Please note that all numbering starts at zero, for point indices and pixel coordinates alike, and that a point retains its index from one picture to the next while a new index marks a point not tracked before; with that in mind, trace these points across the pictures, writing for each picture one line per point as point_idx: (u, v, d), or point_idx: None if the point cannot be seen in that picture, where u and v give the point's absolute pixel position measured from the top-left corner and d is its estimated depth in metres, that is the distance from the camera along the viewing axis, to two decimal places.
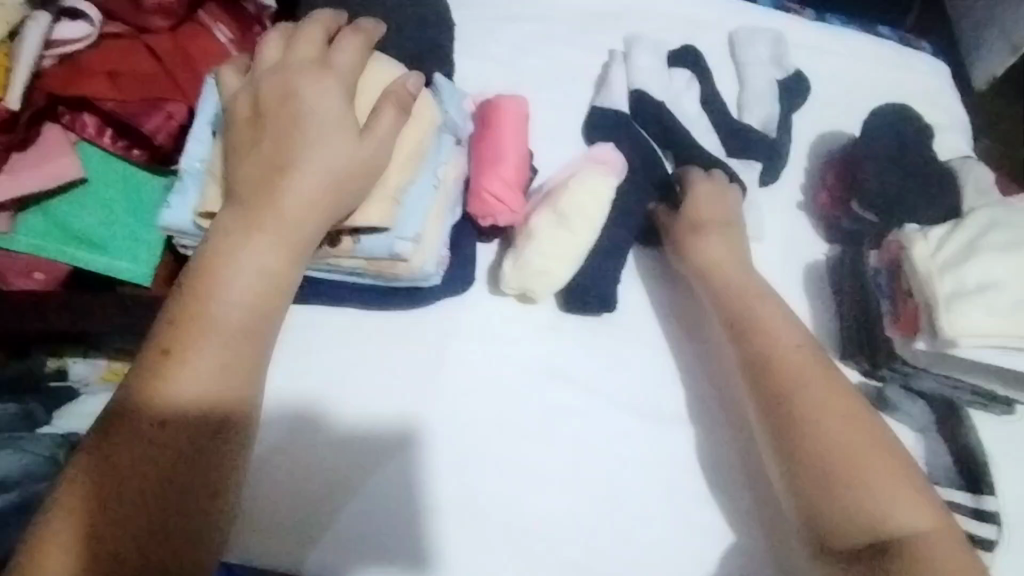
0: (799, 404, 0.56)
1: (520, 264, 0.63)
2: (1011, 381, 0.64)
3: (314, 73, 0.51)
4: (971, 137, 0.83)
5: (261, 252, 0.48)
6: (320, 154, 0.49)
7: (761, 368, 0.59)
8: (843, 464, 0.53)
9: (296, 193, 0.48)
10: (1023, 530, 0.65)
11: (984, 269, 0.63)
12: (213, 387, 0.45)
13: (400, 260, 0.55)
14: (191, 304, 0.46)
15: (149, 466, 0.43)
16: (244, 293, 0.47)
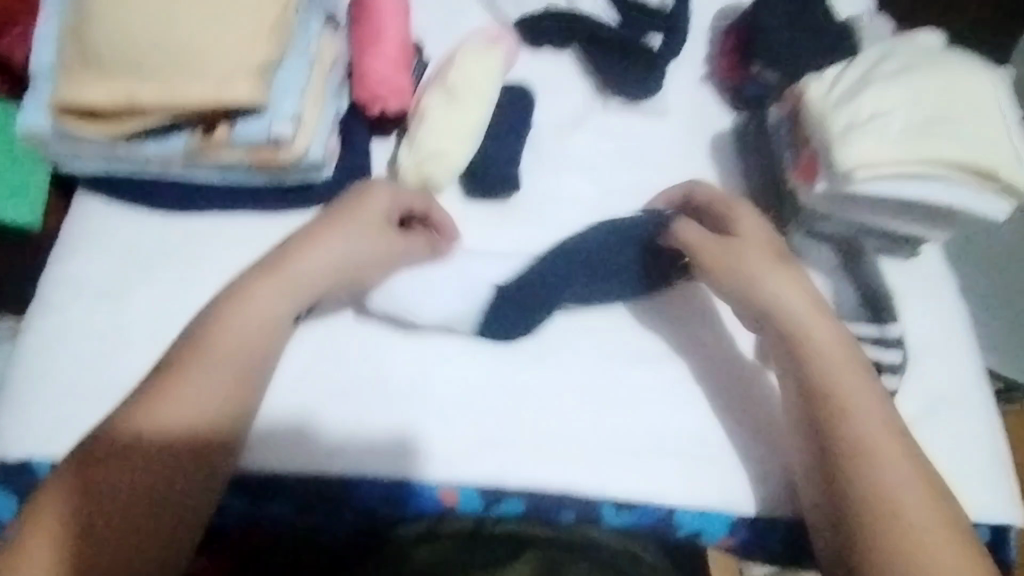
0: (834, 373, 0.53)
1: (409, 152, 0.63)
2: (909, 215, 0.66)
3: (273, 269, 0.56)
4: None
5: (258, 296, 0.54)
6: (329, 248, 0.56)
7: (803, 354, 0.54)
8: (873, 455, 0.50)
9: (306, 268, 0.55)
10: (924, 356, 0.69)
11: (878, 98, 0.62)
12: (187, 423, 0.49)
13: (281, 145, 0.54)
14: (190, 347, 0.52)
15: (122, 502, 0.46)
16: (235, 342, 0.52)
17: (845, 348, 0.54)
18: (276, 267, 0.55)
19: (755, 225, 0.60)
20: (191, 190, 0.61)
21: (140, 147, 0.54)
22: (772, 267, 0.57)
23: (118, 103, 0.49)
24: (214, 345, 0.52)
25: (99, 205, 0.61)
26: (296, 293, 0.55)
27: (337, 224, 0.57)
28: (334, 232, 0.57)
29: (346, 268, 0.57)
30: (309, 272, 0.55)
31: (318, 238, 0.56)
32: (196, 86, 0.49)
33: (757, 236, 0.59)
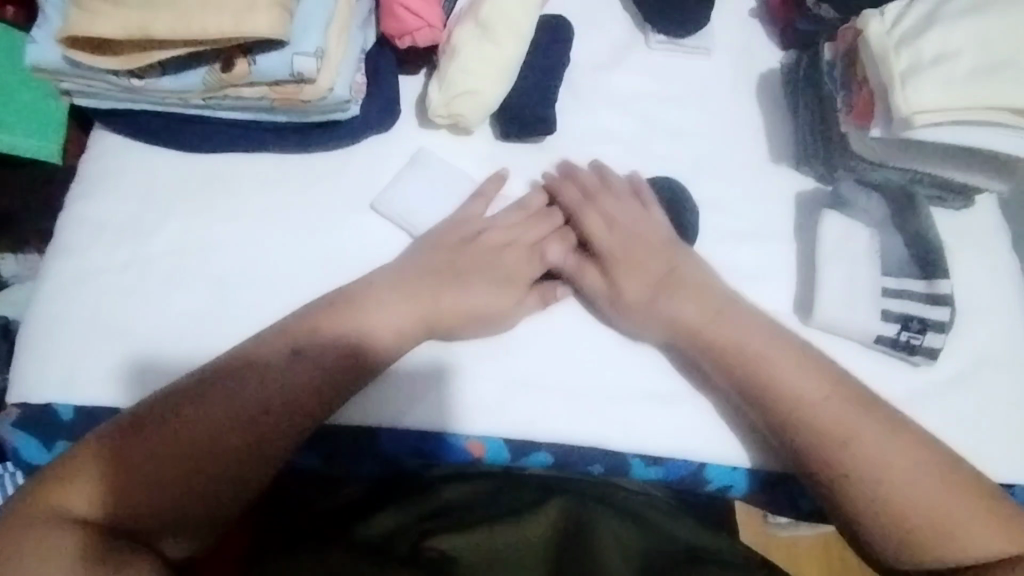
0: (799, 401, 0.52)
1: (439, 89, 0.59)
2: (971, 164, 0.62)
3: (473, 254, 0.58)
4: None
5: (386, 303, 0.54)
6: (454, 286, 0.56)
7: (766, 394, 0.53)
8: (872, 455, 0.50)
9: (462, 296, 0.56)
10: (974, 313, 0.66)
11: (945, 36, 0.57)
12: (299, 381, 0.50)
13: (304, 82, 0.51)
14: (322, 314, 0.53)
15: (201, 436, 0.47)
16: (368, 333, 0.53)
17: (802, 361, 0.53)
18: (413, 287, 0.55)
19: (653, 254, 0.58)
20: (210, 127, 0.58)
21: (155, 82, 0.51)
22: (694, 310, 0.56)
23: (129, 33, 0.46)
24: (375, 312, 0.53)
25: (117, 141, 0.59)
26: (427, 318, 0.55)
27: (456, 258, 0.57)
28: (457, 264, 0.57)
29: (479, 313, 0.56)
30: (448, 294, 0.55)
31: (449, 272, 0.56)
32: (212, 15, 0.46)
33: (655, 266, 0.58)
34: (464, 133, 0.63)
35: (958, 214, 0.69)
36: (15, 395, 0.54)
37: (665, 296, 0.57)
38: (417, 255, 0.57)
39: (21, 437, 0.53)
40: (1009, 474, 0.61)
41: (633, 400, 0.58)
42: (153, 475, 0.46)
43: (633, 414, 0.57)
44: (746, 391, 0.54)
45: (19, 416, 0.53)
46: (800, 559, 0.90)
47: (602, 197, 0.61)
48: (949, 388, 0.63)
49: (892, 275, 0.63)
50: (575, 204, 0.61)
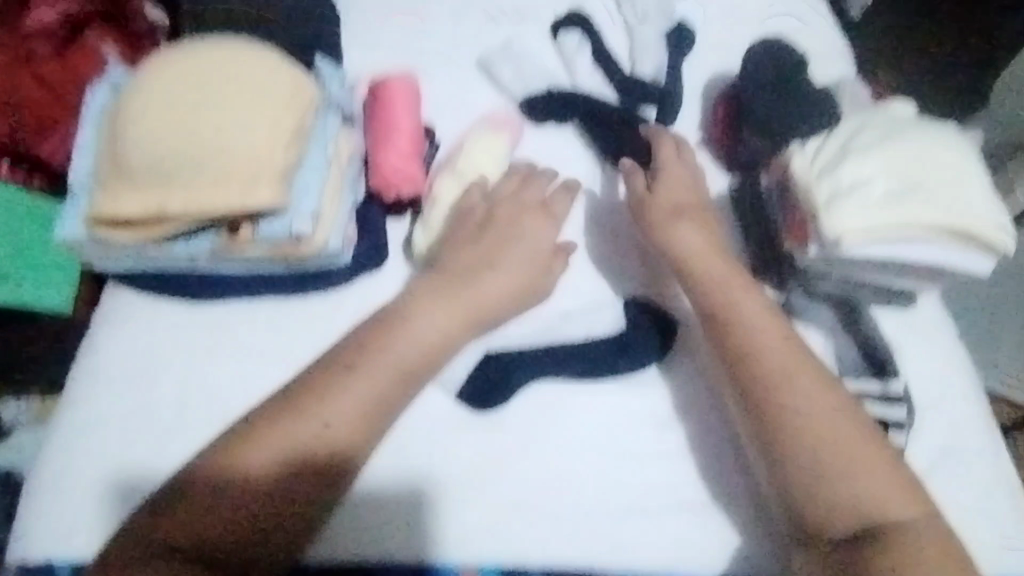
0: (800, 411, 0.55)
1: (422, 231, 0.66)
2: (905, 272, 0.68)
3: (438, 291, 0.61)
4: (851, 61, 0.92)
5: (422, 315, 0.59)
6: (396, 340, 0.58)
7: (780, 423, 0.55)
8: (849, 475, 0.53)
9: (485, 287, 0.62)
10: (932, 407, 0.71)
11: (858, 165, 0.65)
12: (276, 453, 0.53)
13: (300, 240, 0.57)
14: (312, 383, 0.56)
15: (191, 526, 0.50)
16: (338, 419, 0.54)
17: (823, 394, 0.56)
18: (358, 363, 0.56)
19: (685, 222, 0.66)
20: (212, 281, 0.64)
21: (168, 248, 0.57)
22: (747, 333, 0.59)
23: (146, 212, 0.53)
24: (384, 352, 0.57)
25: (128, 297, 0.65)
26: (463, 317, 0.61)
27: (407, 314, 0.59)
28: (413, 313, 0.59)
29: (469, 316, 0.61)
30: (395, 351, 0.58)
31: (389, 329, 0.59)
32: (221, 192, 0.52)
33: (688, 194, 0.68)
34: None
35: (906, 313, 0.75)
36: (19, 551, 0.56)
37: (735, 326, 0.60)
38: (394, 308, 0.60)
39: None
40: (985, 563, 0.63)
41: (616, 513, 0.61)
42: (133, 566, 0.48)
43: (619, 528, 0.60)
44: (767, 427, 0.56)
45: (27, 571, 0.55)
46: None
47: (663, 158, 0.70)
48: None
49: (846, 376, 0.69)
50: (638, 187, 0.70)
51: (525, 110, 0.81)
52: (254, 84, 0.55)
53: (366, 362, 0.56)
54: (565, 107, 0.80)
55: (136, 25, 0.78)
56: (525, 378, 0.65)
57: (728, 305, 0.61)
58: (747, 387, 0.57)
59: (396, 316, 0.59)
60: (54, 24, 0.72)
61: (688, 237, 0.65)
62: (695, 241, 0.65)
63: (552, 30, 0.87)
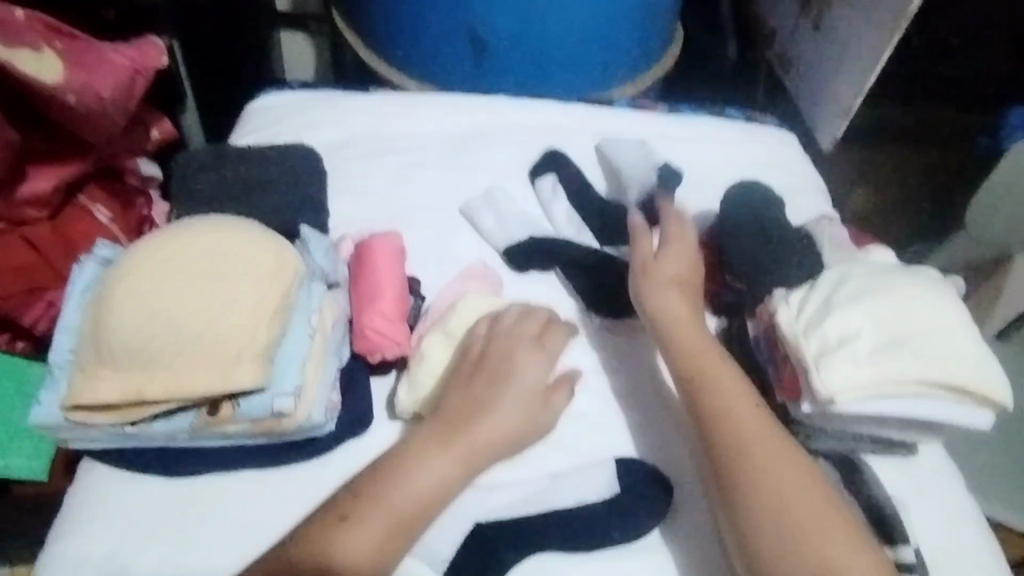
0: (759, 464, 0.59)
1: (407, 391, 0.65)
2: (902, 425, 0.67)
3: (439, 436, 0.61)
4: (827, 194, 0.94)
5: (422, 464, 0.59)
6: (401, 487, 0.58)
7: (806, 556, 0.55)
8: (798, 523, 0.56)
9: (487, 426, 0.61)
10: (944, 564, 0.68)
11: (843, 321, 0.65)
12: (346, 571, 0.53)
13: (282, 416, 0.56)
14: (354, 502, 0.57)
15: None
16: (376, 531, 0.55)
17: (840, 528, 0.56)
18: (353, 515, 0.56)
19: (677, 301, 0.70)
20: (193, 455, 0.62)
21: (145, 427, 0.56)
22: (769, 462, 0.59)
23: (127, 396, 0.52)
24: (405, 479, 0.58)
25: (103, 472, 0.62)
26: (460, 462, 0.60)
27: (402, 470, 0.59)
28: (410, 466, 0.59)
29: (466, 456, 0.60)
30: (392, 502, 0.57)
31: (393, 475, 0.58)
32: (204, 376, 0.52)
33: (680, 257, 0.73)
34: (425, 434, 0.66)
35: (906, 461, 0.73)
36: None
37: (730, 452, 0.60)
38: (404, 443, 0.61)
39: None
40: None
41: None
42: None
43: None
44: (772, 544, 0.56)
45: None
46: None
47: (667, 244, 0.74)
48: None
49: None
50: (644, 255, 0.73)
51: (508, 258, 0.82)
52: (240, 263, 0.55)
53: (363, 510, 0.56)
54: (549, 253, 0.81)
55: (126, 184, 0.83)
56: (513, 558, 0.62)
57: (736, 439, 0.60)
58: (715, 454, 0.61)
59: (395, 470, 0.59)
60: (48, 194, 0.75)
61: (687, 332, 0.68)
62: (706, 363, 0.65)
63: (534, 175, 0.90)
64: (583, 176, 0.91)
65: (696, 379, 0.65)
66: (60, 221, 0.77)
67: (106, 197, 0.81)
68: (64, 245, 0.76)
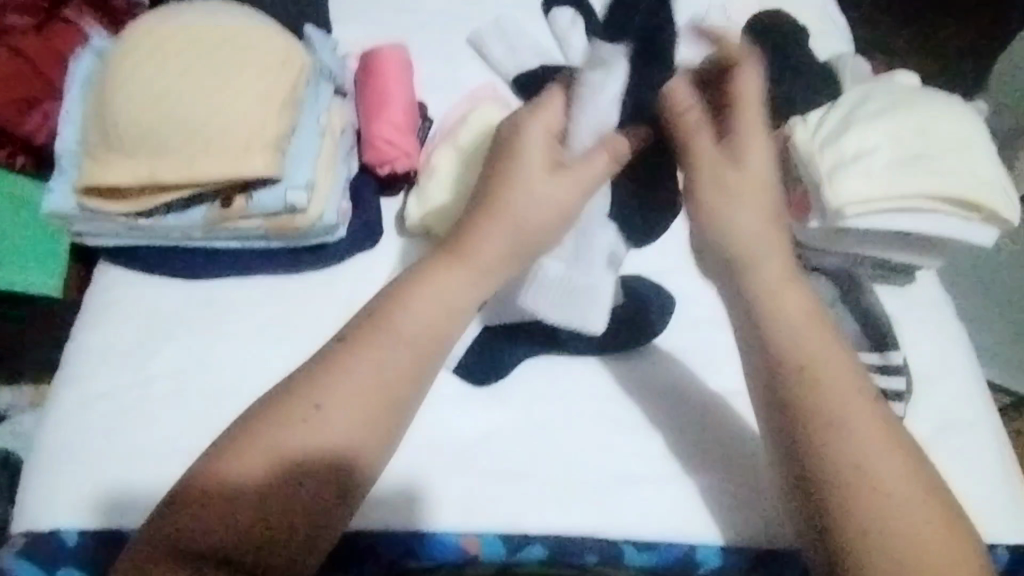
0: (856, 450, 0.46)
1: (416, 203, 0.65)
2: (905, 245, 0.68)
3: (442, 267, 0.52)
4: (848, 35, 0.91)
5: (417, 301, 0.51)
6: (390, 354, 0.49)
7: (846, 443, 0.47)
8: (894, 516, 0.44)
9: (522, 214, 0.53)
10: (933, 381, 0.70)
11: (861, 136, 0.65)
12: (317, 449, 0.46)
13: (296, 212, 0.56)
14: (313, 373, 0.48)
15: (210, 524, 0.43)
16: (343, 407, 0.47)
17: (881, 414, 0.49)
18: (321, 378, 0.47)
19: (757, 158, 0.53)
20: (211, 256, 0.63)
21: (160, 219, 0.56)
22: (811, 338, 0.50)
23: (139, 179, 0.52)
24: (399, 316, 0.50)
25: (121, 275, 0.64)
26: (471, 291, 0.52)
27: (432, 284, 0.51)
28: (404, 298, 0.51)
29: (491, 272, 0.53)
30: (400, 332, 0.50)
31: (384, 324, 0.49)
32: (214, 161, 0.52)
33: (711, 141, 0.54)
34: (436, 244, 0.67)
35: (901, 289, 0.75)
36: (21, 523, 0.55)
37: (765, 308, 0.51)
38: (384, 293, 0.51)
39: (22, 566, 0.54)
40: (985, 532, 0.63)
41: (617, 487, 0.61)
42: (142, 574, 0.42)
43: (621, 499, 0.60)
44: (815, 432, 0.47)
45: (24, 544, 0.54)
46: None
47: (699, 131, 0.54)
48: None
49: None
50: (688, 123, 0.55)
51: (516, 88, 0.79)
52: (245, 55, 0.54)
53: (331, 386, 0.47)
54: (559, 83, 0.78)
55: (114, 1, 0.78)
56: (521, 353, 0.65)
57: (772, 286, 0.51)
58: (795, 405, 0.48)
59: (418, 282, 0.52)
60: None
61: (767, 164, 0.54)
62: (756, 211, 0.53)
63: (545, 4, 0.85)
64: None
65: (760, 293, 0.51)
66: (47, 33, 0.71)
67: (94, 12, 0.75)
68: (55, 54, 0.70)
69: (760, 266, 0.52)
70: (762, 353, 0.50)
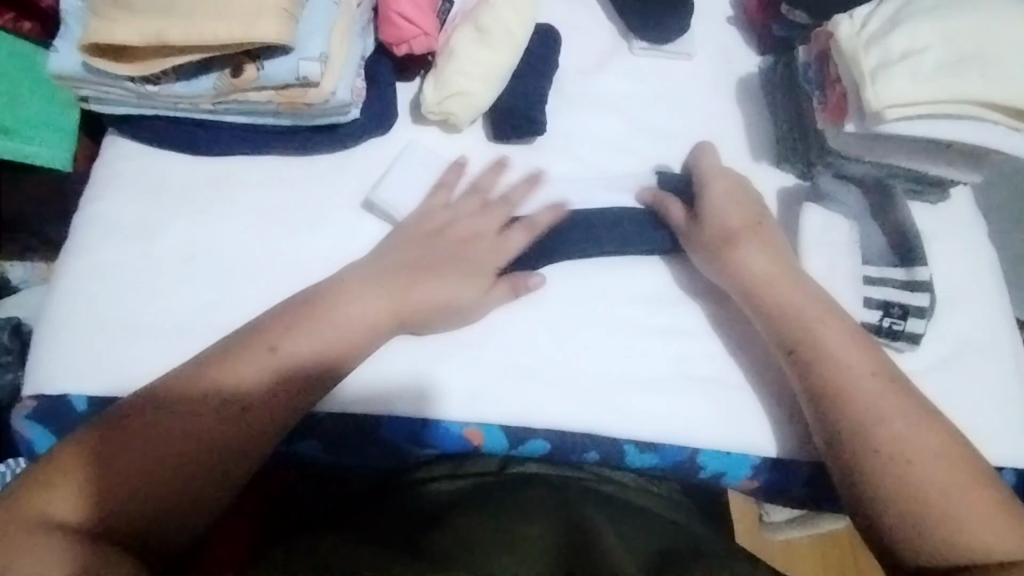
0: (869, 421, 0.53)
1: (433, 88, 0.64)
2: (944, 157, 0.65)
3: (363, 281, 0.57)
4: None
5: (358, 293, 0.56)
6: (312, 331, 0.54)
7: (849, 415, 0.53)
8: (915, 469, 0.51)
9: (426, 275, 0.58)
10: (956, 301, 0.69)
11: (911, 35, 0.61)
12: (261, 390, 0.52)
13: (308, 85, 0.56)
14: (263, 334, 0.54)
15: (162, 453, 0.48)
16: (294, 360, 0.53)
17: (874, 371, 0.55)
18: (283, 343, 0.53)
19: (734, 209, 0.62)
20: (222, 133, 0.62)
21: (170, 86, 0.57)
22: (817, 318, 0.57)
23: (145, 40, 0.52)
24: (339, 308, 0.55)
25: (130, 147, 0.63)
26: (393, 300, 0.57)
27: (343, 298, 0.56)
28: (350, 290, 0.56)
29: (428, 298, 0.58)
30: (330, 324, 0.55)
31: (311, 319, 0.54)
32: (223, 23, 0.52)
33: (740, 214, 0.62)
34: (453, 131, 0.67)
35: (935, 207, 0.72)
36: (31, 387, 0.56)
37: (780, 303, 0.58)
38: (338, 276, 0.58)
39: (31, 428, 0.55)
40: (991, 452, 0.63)
41: (625, 386, 0.61)
42: (109, 500, 0.46)
43: (623, 394, 0.60)
44: (824, 403, 0.55)
45: (34, 407, 0.55)
46: (792, 550, 0.94)
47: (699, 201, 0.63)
48: (931, 373, 0.65)
49: (871, 263, 0.66)
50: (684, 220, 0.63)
51: None
52: None
53: (298, 338, 0.53)
54: None
55: None
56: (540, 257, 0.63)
57: (780, 271, 0.59)
58: (821, 395, 0.55)
59: (333, 294, 0.56)
60: None
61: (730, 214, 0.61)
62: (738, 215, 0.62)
63: None
64: None
65: (774, 295, 0.58)
66: None
67: None
68: None
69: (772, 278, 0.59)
70: (787, 341, 0.57)
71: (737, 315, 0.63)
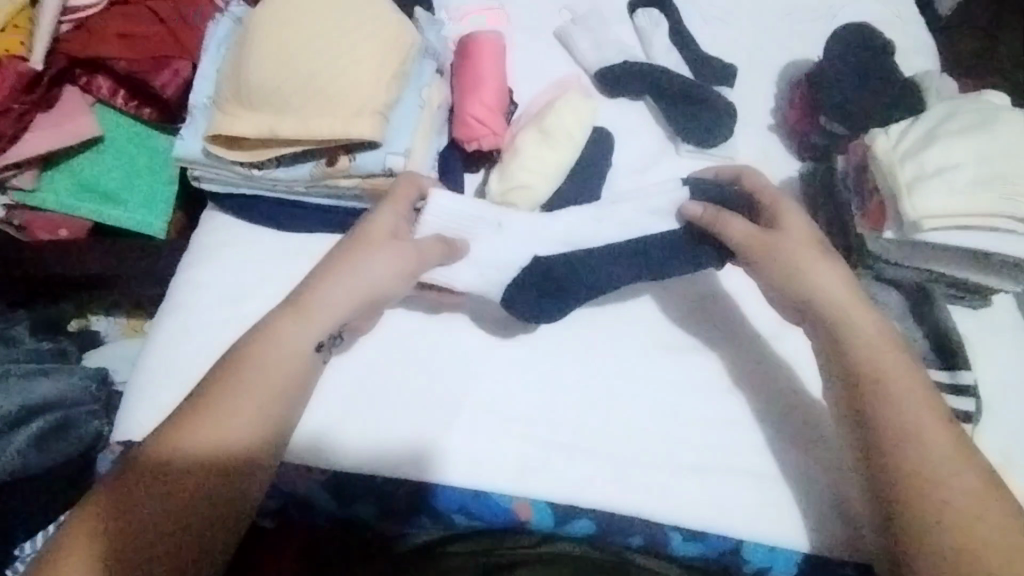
0: (936, 490, 0.51)
1: (499, 180, 0.70)
2: (984, 266, 0.68)
3: (284, 317, 0.56)
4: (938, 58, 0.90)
5: (280, 329, 0.56)
6: (239, 380, 0.53)
7: (917, 485, 0.51)
8: (992, 548, 0.48)
9: (343, 287, 0.57)
10: (1000, 406, 0.70)
11: (946, 151, 0.65)
12: (205, 449, 0.50)
13: (392, 176, 0.63)
14: (195, 402, 0.53)
15: (122, 539, 0.47)
16: (227, 413, 0.52)
17: (942, 430, 0.54)
18: (207, 397, 0.52)
19: (798, 246, 0.61)
20: (310, 213, 0.69)
21: (272, 172, 0.64)
22: (884, 369, 0.56)
23: (260, 133, 0.60)
24: (256, 354, 0.54)
25: (227, 222, 0.70)
26: (316, 323, 0.56)
27: (265, 338, 0.55)
28: (263, 333, 0.55)
29: (363, 299, 0.58)
30: (258, 363, 0.54)
31: (234, 369, 0.54)
32: (327, 122, 0.60)
33: (792, 257, 0.61)
34: None
35: (977, 312, 0.74)
36: (119, 435, 0.62)
37: (849, 342, 0.58)
38: (275, 310, 0.57)
39: None
40: None
41: (671, 470, 0.63)
42: None
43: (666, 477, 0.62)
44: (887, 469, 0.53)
45: None
46: None
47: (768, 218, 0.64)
48: None
49: None
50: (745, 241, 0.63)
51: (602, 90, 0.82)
52: (350, 29, 0.61)
53: (224, 390, 0.52)
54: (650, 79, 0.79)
55: None
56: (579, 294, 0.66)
57: (844, 317, 0.59)
58: (884, 467, 0.53)
59: (255, 338, 0.55)
60: None
61: (794, 256, 0.61)
62: (790, 255, 0.61)
63: (632, 8, 0.86)
64: (683, 13, 0.88)
65: (843, 341, 0.58)
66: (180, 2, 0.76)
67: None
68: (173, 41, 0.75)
69: (854, 323, 0.58)
70: (848, 387, 0.57)
71: (781, 407, 0.66)
